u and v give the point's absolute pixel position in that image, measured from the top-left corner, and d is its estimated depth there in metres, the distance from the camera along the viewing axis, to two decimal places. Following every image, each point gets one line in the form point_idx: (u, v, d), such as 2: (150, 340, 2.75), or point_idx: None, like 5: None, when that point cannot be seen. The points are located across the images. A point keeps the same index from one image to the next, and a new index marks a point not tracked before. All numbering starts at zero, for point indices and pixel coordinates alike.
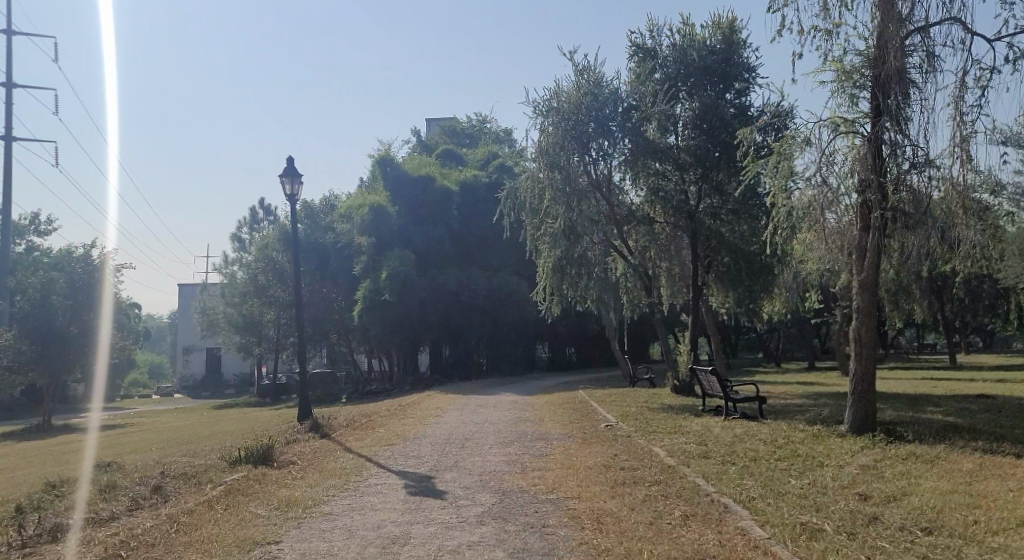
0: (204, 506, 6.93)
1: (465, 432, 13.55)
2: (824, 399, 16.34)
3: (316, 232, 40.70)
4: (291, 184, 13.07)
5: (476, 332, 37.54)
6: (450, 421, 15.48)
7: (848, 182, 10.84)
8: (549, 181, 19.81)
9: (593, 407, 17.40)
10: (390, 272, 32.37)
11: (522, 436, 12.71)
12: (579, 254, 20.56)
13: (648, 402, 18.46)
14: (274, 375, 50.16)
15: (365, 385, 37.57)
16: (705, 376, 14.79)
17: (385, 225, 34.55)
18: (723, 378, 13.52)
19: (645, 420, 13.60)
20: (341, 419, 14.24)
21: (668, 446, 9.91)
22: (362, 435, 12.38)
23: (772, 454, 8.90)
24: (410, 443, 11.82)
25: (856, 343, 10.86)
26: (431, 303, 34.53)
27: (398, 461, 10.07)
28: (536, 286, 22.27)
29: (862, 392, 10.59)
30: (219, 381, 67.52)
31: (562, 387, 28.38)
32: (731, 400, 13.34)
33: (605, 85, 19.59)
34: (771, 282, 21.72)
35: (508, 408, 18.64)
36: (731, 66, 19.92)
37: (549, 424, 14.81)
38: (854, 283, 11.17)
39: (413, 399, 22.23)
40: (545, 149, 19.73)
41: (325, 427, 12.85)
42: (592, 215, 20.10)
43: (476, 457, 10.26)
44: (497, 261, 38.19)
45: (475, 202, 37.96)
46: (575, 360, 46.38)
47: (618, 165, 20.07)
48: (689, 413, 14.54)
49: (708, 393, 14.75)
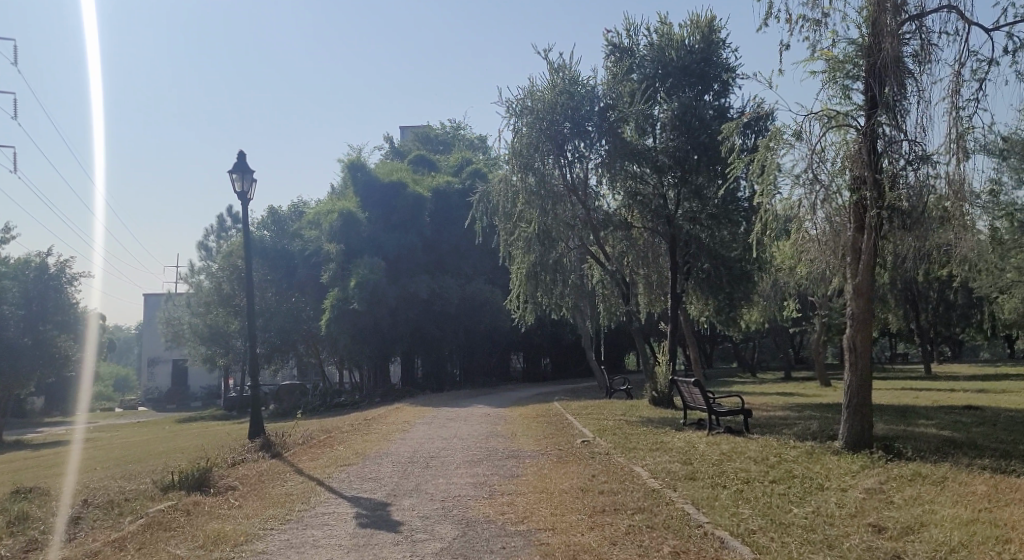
0: (113, 547, 5.92)
1: (431, 449, 12.59)
2: (809, 411, 15.62)
3: (283, 239, 39.49)
4: (241, 181, 12.00)
5: (449, 342, 36.51)
6: (416, 437, 14.50)
7: (841, 179, 10.09)
8: (523, 184, 19.03)
9: (569, 421, 16.53)
10: (359, 280, 31.20)
11: (492, 453, 11.78)
12: (554, 260, 19.72)
13: (625, 414, 17.63)
14: (241, 387, 48.59)
15: (333, 397, 36.23)
16: (686, 388, 13.95)
17: (354, 231, 33.46)
18: (705, 390, 12.69)
19: (624, 435, 12.73)
20: (298, 435, 13.22)
21: (651, 465, 9.03)
22: (318, 454, 11.37)
23: (766, 475, 8.06)
24: (370, 463, 10.84)
25: (851, 352, 10.03)
26: (402, 312, 33.51)
27: (353, 484, 9.09)
28: (509, 294, 21.34)
29: (858, 405, 9.78)
30: (185, 393, 65.57)
31: (537, 399, 27.45)
32: (715, 414, 12.51)
33: (581, 83, 18.79)
34: (752, 289, 21.06)
35: (480, 422, 17.69)
36: (710, 66, 19.34)
37: (522, 439, 13.88)
38: (847, 288, 10.39)
39: (381, 412, 21.14)
40: (518, 150, 18.88)
41: (278, 446, 11.81)
42: (568, 220, 19.29)
43: (440, 479, 9.32)
44: (471, 269, 37.25)
45: (447, 208, 37.02)
46: (551, 370, 45.50)
47: (594, 167, 19.27)
48: (670, 427, 13.70)
49: (690, 405, 13.92)
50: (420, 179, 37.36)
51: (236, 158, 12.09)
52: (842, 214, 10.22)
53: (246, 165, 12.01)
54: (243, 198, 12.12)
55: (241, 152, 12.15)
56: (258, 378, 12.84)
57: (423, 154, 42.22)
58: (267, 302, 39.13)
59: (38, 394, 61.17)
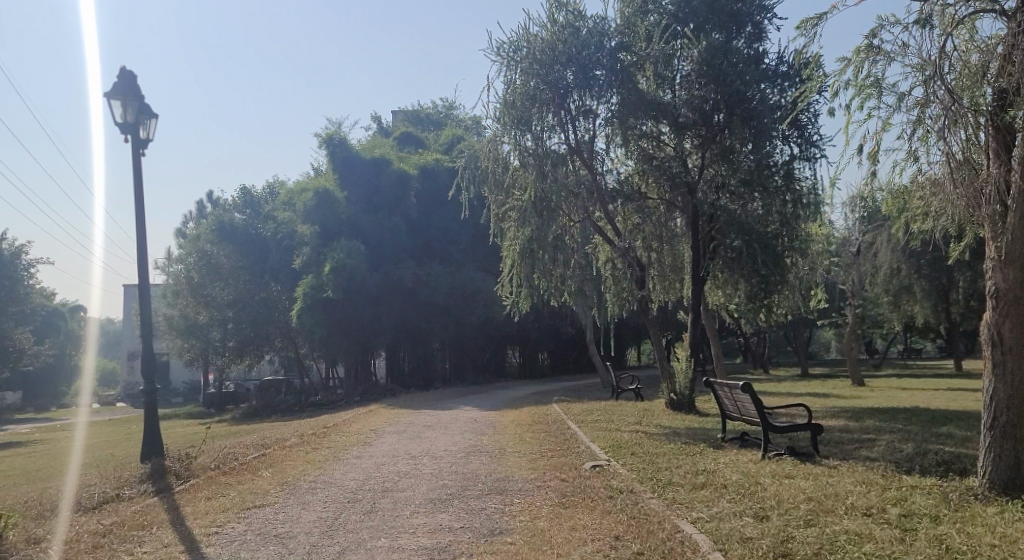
0: None
1: (388, 477, 9.39)
2: (876, 424, 12.40)
3: (256, 222, 36.31)
4: (125, 110, 8.84)
5: (438, 337, 33.33)
6: (376, 455, 11.30)
7: (981, 93, 6.84)
8: (515, 145, 16.03)
9: (571, 432, 13.38)
10: (334, 264, 27.99)
11: (470, 485, 8.60)
12: (555, 235, 16.39)
13: (640, 423, 14.47)
14: (218, 383, 45.33)
15: (309, 396, 33.09)
16: (723, 392, 10.61)
17: (333, 211, 30.30)
18: (759, 399, 9.36)
19: (650, 459, 9.48)
20: (215, 458, 10.01)
21: (709, 524, 5.78)
22: (226, 489, 8.14)
23: (911, 552, 4.79)
24: (295, 503, 7.65)
25: (991, 348, 6.70)
26: (384, 302, 30.30)
27: (244, 551, 5.84)
28: (499, 279, 18.02)
29: (1006, 428, 6.50)
30: (167, 388, 62.40)
31: (534, 398, 24.29)
32: (771, 430, 9.26)
33: (587, 20, 15.62)
34: (789, 275, 17.77)
35: (463, 431, 14.51)
36: (742, 4, 16.10)
37: (511, 460, 10.67)
38: (985, 254, 7.05)
39: (350, 417, 17.92)
40: (512, 102, 15.75)
41: (173, 476, 8.54)
42: (570, 187, 16.22)
43: (382, 539, 6.11)
44: (461, 255, 34.21)
45: (436, 189, 33.83)
46: (548, 367, 42.55)
47: (602, 125, 16.10)
48: (707, 444, 10.50)
49: (730, 416, 10.67)
50: (406, 157, 33.88)
51: (118, 78, 8.90)
52: (981, 143, 6.89)
53: (130, 88, 8.83)
54: (130, 132, 8.99)
55: (125, 70, 8.93)
56: (154, 379, 9.57)
57: (410, 131, 38.93)
58: (240, 291, 36.03)
59: (10, 388, 58.07)
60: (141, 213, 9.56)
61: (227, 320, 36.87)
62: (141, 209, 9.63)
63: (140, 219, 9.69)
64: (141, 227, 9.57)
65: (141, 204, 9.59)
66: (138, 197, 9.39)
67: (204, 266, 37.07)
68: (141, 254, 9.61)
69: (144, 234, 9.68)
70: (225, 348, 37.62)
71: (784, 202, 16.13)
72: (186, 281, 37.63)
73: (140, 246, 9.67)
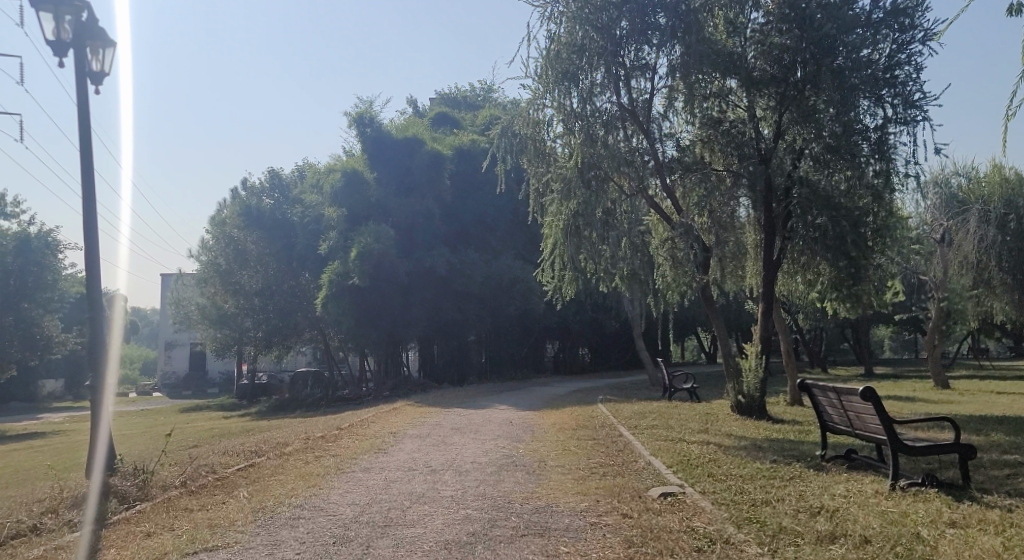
0: None
1: (397, 502, 7.30)
2: (1011, 441, 9.92)
3: (285, 206, 34.86)
4: (57, 23, 7.19)
5: (474, 329, 31.32)
6: (389, 468, 9.26)
7: None
8: (561, 105, 13.93)
9: (625, 440, 11.22)
10: (361, 249, 26.09)
11: (504, 519, 6.45)
12: (604, 211, 14.22)
13: (707, 430, 12.24)
14: (250, 374, 44.22)
15: (337, 391, 31.49)
16: (828, 400, 8.22)
17: (361, 194, 28.60)
18: (886, 412, 6.92)
19: (738, 487, 7.21)
20: (186, 473, 8.07)
21: None
22: (175, 519, 6.17)
23: None
24: (260, 544, 5.60)
25: None
26: (416, 290, 28.42)
27: None
28: (539, 263, 15.92)
29: None
30: (204, 379, 61.84)
31: (577, 397, 22.13)
32: (904, 453, 6.89)
33: None
34: (879, 261, 15.24)
35: (496, 437, 12.41)
36: None
37: (556, 480, 8.50)
38: None
39: (369, 416, 16.01)
40: (557, 54, 13.68)
41: (115, 498, 6.62)
42: (625, 154, 14.02)
43: None
44: (499, 243, 32.28)
45: (472, 171, 31.86)
46: (589, 362, 40.49)
47: (664, 82, 13.89)
48: (808, 466, 8.22)
49: (834, 428, 8.34)
50: (440, 137, 31.99)
51: None
52: None
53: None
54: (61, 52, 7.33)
55: None
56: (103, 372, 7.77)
57: (446, 111, 37.05)
58: (269, 279, 34.70)
59: (50, 378, 58.07)
60: (86, 163, 7.81)
61: (254, 309, 35.49)
62: (87, 158, 7.84)
63: (86, 173, 7.90)
64: (86, 181, 7.83)
65: (88, 152, 7.85)
66: (83, 141, 7.69)
67: (232, 252, 35.92)
68: (88, 217, 7.87)
69: (89, 192, 7.89)
70: (254, 339, 36.33)
71: (877, 171, 13.62)
72: (214, 268, 36.38)
73: (87, 208, 7.88)
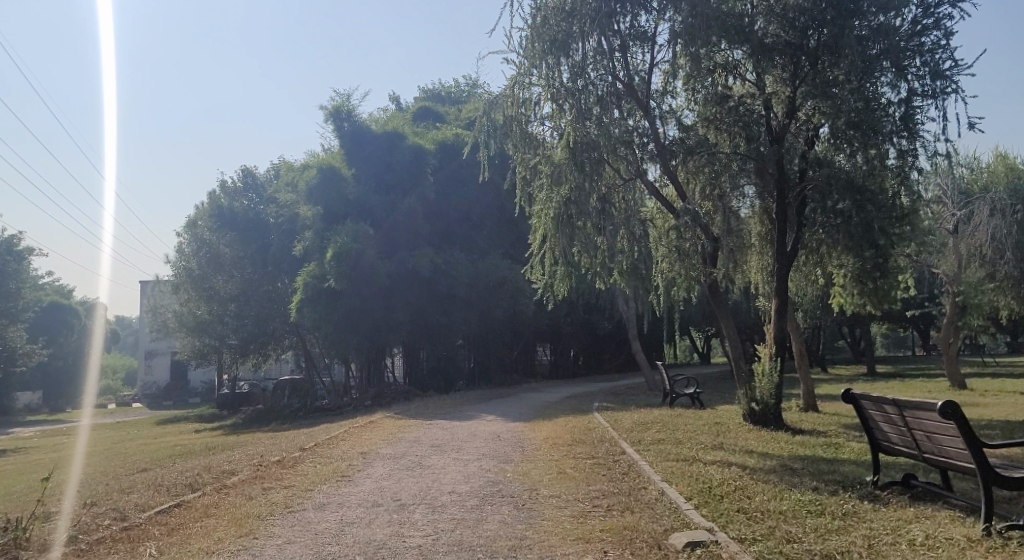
0: None
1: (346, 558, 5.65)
2: None
3: (260, 206, 33.37)
4: None
5: (462, 332, 29.69)
6: (349, 504, 7.62)
7: None
8: (549, 79, 12.44)
9: (630, 460, 9.64)
10: (337, 250, 24.50)
11: None
12: (600, 198, 12.69)
13: (722, 444, 10.69)
14: (231, 383, 42.40)
15: (318, 400, 29.79)
16: (886, 417, 6.66)
17: (338, 192, 26.99)
18: (975, 434, 5.35)
19: (785, 531, 5.61)
20: (88, 520, 6.45)
21: None
22: None
23: None
24: None
25: None
26: (398, 294, 26.78)
27: None
28: (527, 258, 14.37)
29: None
30: (188, 390, 59.90)
31: (573, 404, 20.55)
32: (998, 484, 5.31)
33: None
34: (903, 253, 13.73)
35: (480, 457, 10.80)
36: None
37: (551, 517, 6.90)
38: None
39: (342, 432, 14.38)
40: (543, 22, 12.27)
41: None
42: (622, 134, 12.49)
43: None
44: (486, 243, 30.70)
45: (455, 167, 30.33)
46: (582, 365, 38.89)
47: (665, 52, 12.42)
48: (863, 497, 6.66)
49: (890, 451, 6.79)
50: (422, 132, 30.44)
51: None
52: None
53: None
54: None
55: None
56: None
57: (428, 106, 35.59)
58: (243, 282, 33.06)
59: (25, 391, 55.88)
60: None
61: (228, 315, 33.68)
62: None
63: None
64: None
65: None
66: None
67: (205, 256, 34.32)
68: None
69: None
70: (231, 346, 34.55)
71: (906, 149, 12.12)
72: (187, 272, 34.65)
73: None
